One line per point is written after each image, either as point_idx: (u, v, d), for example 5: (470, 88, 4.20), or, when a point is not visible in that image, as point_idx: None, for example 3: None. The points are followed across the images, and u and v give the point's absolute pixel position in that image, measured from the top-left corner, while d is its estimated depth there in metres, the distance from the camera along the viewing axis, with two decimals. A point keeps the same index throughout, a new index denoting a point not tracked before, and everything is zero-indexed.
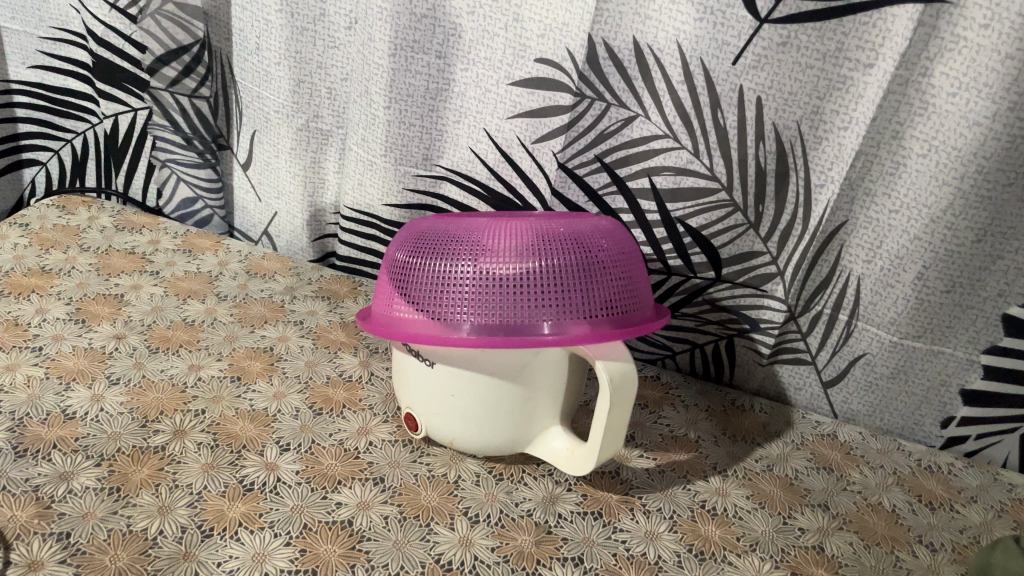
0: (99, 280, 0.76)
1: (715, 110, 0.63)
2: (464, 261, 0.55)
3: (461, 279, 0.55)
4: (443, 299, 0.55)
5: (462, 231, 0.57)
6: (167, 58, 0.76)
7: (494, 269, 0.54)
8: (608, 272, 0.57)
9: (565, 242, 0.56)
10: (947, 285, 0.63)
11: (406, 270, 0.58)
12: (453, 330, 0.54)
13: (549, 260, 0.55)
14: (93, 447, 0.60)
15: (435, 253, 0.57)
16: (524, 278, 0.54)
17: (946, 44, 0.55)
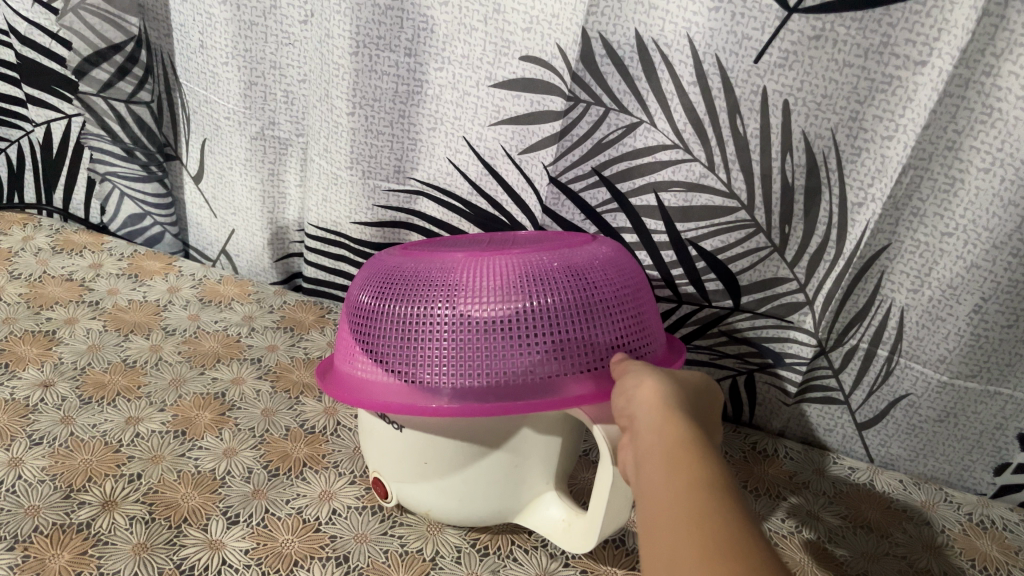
0: (29, 314, 0.67)
1: (733, 116, 0.53)
2: (433, 305, 0.44)
3: (431, 329, 0.44)
4: (411, 353, 0.44)
5: (433, 270, 0.46)
6: (96, 60, 0.65)
7: (472, 314, 0.43)
8: (615, 311, 0.45)
9: (558, 276, 0.45)
10: (1010, 319, 0.53)
11: (364, 319, 0.47)
12: (424, 392, 0.43)
13: (540, 299, 0.44)
14: (6, 526, 0.51)
15: (398, 297, 0.46)
16: (510, 324, 0.43)
17: (1018, 38, 0.45)
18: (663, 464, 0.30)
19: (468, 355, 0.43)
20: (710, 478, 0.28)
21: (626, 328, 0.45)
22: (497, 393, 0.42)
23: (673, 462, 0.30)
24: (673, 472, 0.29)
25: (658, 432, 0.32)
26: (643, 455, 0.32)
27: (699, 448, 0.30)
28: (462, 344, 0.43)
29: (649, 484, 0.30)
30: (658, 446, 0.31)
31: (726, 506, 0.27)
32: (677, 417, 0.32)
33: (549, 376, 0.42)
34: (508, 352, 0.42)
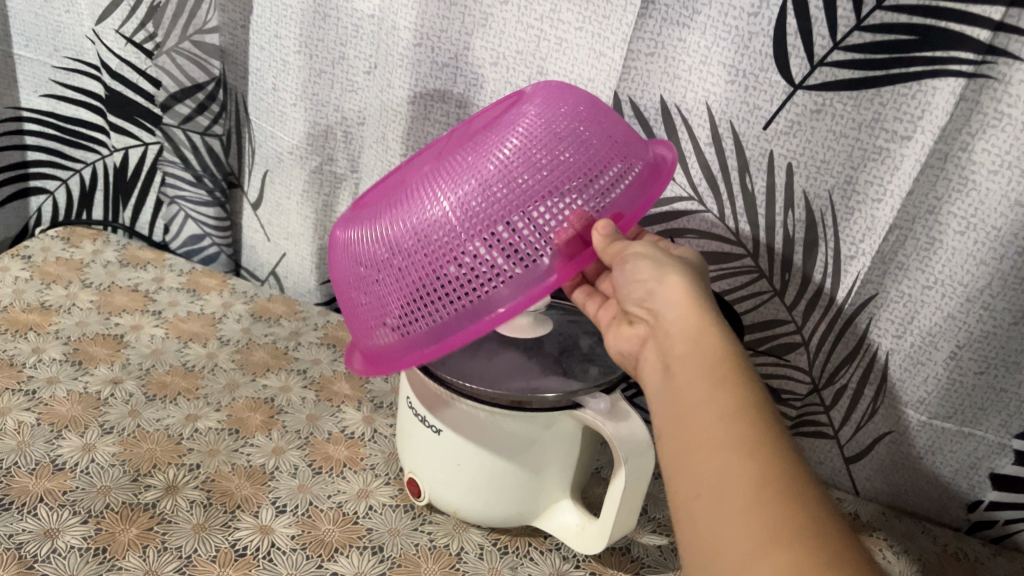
0: (99, 319, 0.74)
1: (743, 174, 0.61)
2: (415, 239, 0.46)
3: (426, 256, 0.46)
4: (426, 292, 0.47)
5: (387, 216, 0.48)
6: (181, 96, 0.74)
7: (452, 223, 0.45)
8: (577, 134, 0.47)
9: (498, 137, 0.47)
10: (982, 366, 0.60)
11: (365, 292, 0.50)
12: (465, 320, 0.46)
13: (500, 170, 0.45)
14: (81, 503, 0.57)
15: (379, 250, 0.48)
16: (488, 208, 0.45)
17: (989, 121, 0.53)
18: (706, 380, 0.39)
19: (474, 259, 0.45)
20: (747, 396, 0.38)
21: (592, 138, 0.47)
22: (532, 282, 0.45)
23: (714, 377, 0.39)
24: (713, 387, 0.38)
25: (693, 343, 0.41)
26: (679, 365, 0.41)
27: (730, 362, 0.39)
28: (464, 250, 0.45)
29: (688, 397, 0.39)
30: (696, 358, 0.40)
31: (766, 421, 0.36)
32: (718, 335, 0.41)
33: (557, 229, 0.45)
34: (508, 234, 0.45)
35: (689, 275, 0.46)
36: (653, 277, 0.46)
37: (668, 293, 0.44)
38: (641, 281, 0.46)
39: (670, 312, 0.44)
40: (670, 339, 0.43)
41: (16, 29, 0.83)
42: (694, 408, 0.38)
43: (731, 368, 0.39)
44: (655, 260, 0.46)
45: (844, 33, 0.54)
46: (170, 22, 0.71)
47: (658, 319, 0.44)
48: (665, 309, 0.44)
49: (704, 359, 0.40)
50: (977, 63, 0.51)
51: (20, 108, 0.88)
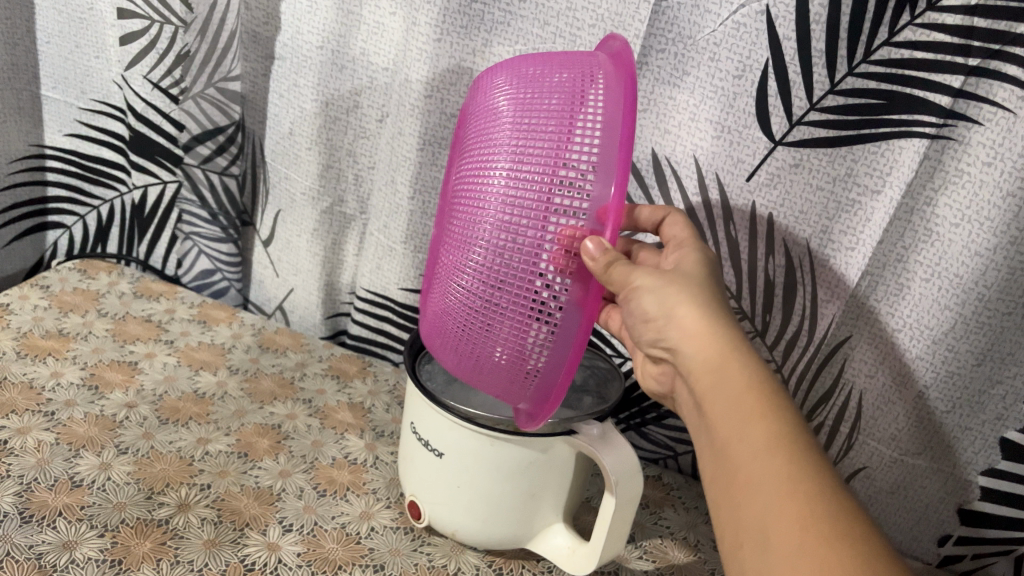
0: (114, 346, 0.78)
1: (726, 222, 0.66)
2: (460, 326, 0.51)
3: (474, 337, 0.50)
4: (490, 371, 0.51)
5: (449, 307, 0.51)
6: (203, 137, 0.80)
7: (479, 304, 0.49)
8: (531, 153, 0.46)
9: (472, 194, 0.48)
10: (949, 405, 0.64)
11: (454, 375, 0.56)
12: (534, 383, 0.50)
13: (487, 237, 0.47)
14: (98, 517, 0.60)
15: (440, 341, 0.53)
16: (497, 279, 0.48)
17: (950, 178, 0.58)
18: (737, 426, 0.41)
19: (511, 330, 0.48)
20: (781, 436, 0.40)
21: (547, 140, 0.46)
22: (571, 323, 0.48)
23: (746, 419, 0.41)
24: (747, 432, 0.41)
25: (717, 383, 0.43)
26: (709, 406, 0.43)
27: (758, 398, 0.41)
28: (499, 324, 0.48)
29: (724, 441, 0.42)
30: (724, 400, 0.42)
31: (795, 457, 0.39)
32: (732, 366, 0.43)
33: (559, 261, 0.46)
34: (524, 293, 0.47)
35: (697, 294, 0.46)
36: (660, 315, 0.46)
37: (678, 323, 0.45)
38: (649, 314, 0.47)
39: (686, 346, 0.45)
40: (694, 378, 0.44)
41: (44, 72, 0.89)
42: (732, 453, 0.41)
43: (759, 406, 0.41)
44: (660, 288, 0.46)
45: (820, 96, 0.59)
46: (197, 69, 0.77)
47: (677, 355, 0.46)
48: (679, 342, 0.45)
49: (732, 399, 0.42)
50: (939, 126, 0.57)
51: (43, 146, 0.93)
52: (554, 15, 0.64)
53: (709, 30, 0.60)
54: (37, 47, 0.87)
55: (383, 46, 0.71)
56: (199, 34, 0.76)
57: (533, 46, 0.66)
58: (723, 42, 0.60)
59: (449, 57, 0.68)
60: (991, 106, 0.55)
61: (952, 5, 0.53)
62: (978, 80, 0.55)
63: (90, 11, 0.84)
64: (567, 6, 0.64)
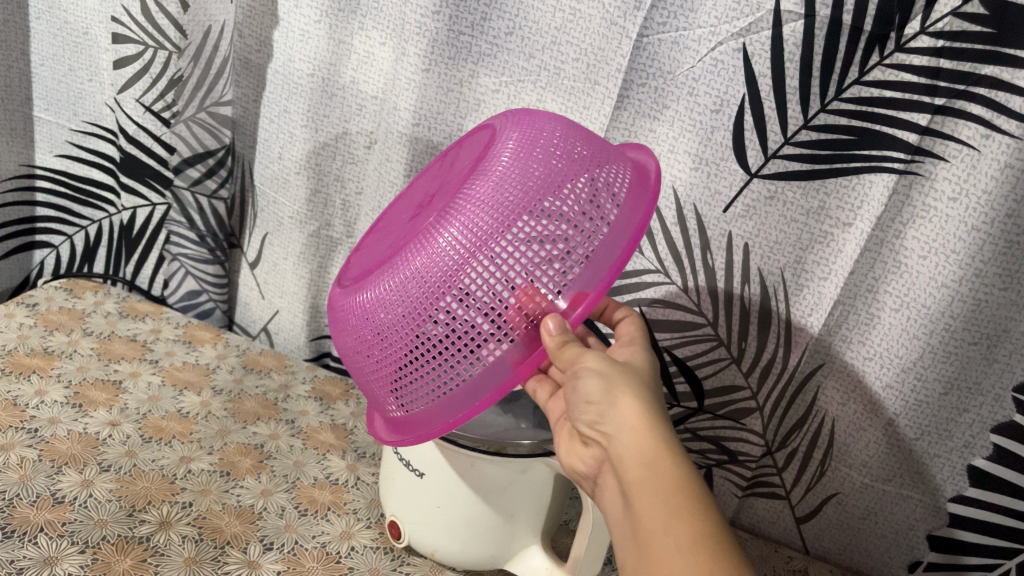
0: (99, 365, 0.78)
1: (704, 252, 0.68)
2: (386, 323, 0.48)
3: (397, 341, 0.48)
4: (404, 376, 0.49)
5: (388, 304, 0.48)
6: (194, 161, 0.82)
7: (417, 311, 0.47)
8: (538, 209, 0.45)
9: (457, 212, 0.47)
10: (917, 433, 0.66)
11: (352, 367, 0.52)
12: (443, 404, 0.48)
13: (459, 253, 0.46)
14: (79, 533, 0.60)
15: (357, 331, 0.50)
16: (449, 296, 0.46)
17: (918, 212, 0.60)
18: (662, 523, 0.39)
19: (440, 347, 0.47)
20: (706, 537, 0.38)
21: (558, 202, 0.46)
22: (498, 371, 0.47)
23: (673, 516, 0.39)
24: (672, 529, 0.39)
25: (648, 477, 0.41)
26: (635, 500, 0.41)
27: (688, 499, 0.40)
28: (429, 337, 0.47)
29: (647, 536, 0.40)
30: (651, 494, 0.41)
31: (717, 556, 0.37)
32: (666, 463, 0.42)
33: (514, 317, 0.46)
34: (467, 321, 0.46)
35: (641, 391, 0.46)
36: (603, 399, 0.45)
37: (620, 415, 0.44)
38: (593, 403, 0.46)
39: (623, 437, 0.44)
40: (624, 469, 0.43)
41: (38, 94, 0.90)
42: (654, 549, 0.39)
43: (686, 506, 0.40)
44: (607, 380, 0.46)
45: (794, 131, 0.61)
46: (189, 93, 0.78)
47: (610, 445, 0.44)
48: (617, 432, 0.44)
49: (661, 494, 0.40)
50: (907, 161, 0.59)
51: (33, 166, 0.94)
52: (539, 49, 0.66)
53: (688, 66, 0.62)
54: (32, 69, 0.89)
55: (372, 75, 0.73)
56: (192, 59, 0.76)
57: (518, 77, 0.68)
58: (701, 77, 0.62)
59: (437, 86, 0.70)
60: (957, 143, 0.57)
61: (919, 47, 0.56)
62: (944, 118, 0.57)
63: (86, 36, 0.85)
64: (552, 40, 0.66)
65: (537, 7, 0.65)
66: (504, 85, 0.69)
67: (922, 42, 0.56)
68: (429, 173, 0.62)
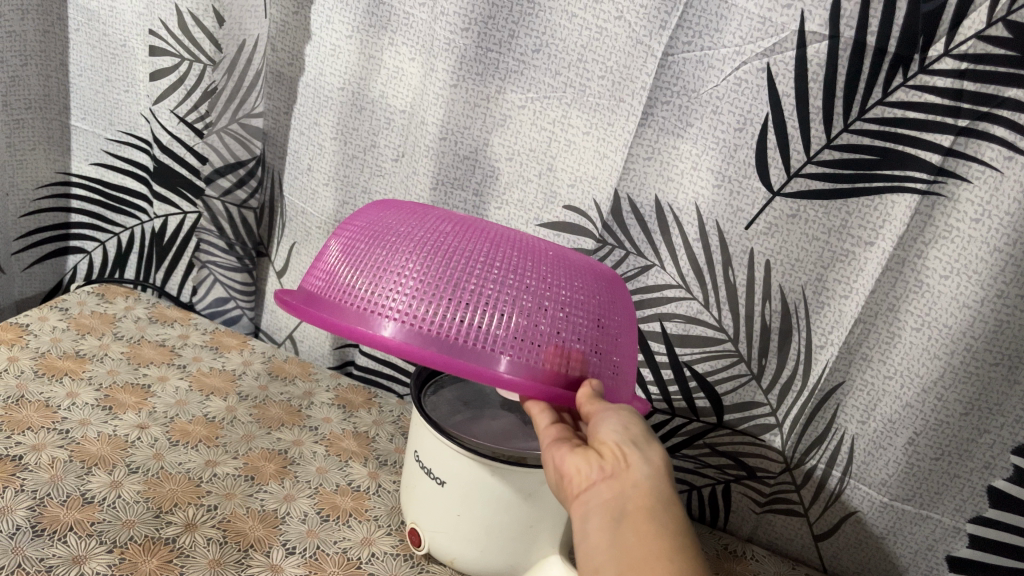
0: (129, 369, 0.80)
1: (726, 268, 0.68)
2: (460, 254, 0.48)
3: (447, 272, 0.47)
4: (417, 289, 0.46)
5: (478, 247, 0.48)
6: (224, 170, 0.83)
7: (490, 273, 0.47)
8: (613, 335, 0.50)
9: (573, 268, 0.51)
10: (937, 452, 0.66)
11: (364, 248, 0.49)
12: (420, 336, 0.45)
13: (560, 290, 0.48)
14: (107, 533, 0.61)
15: (419, 236, 0.49)
16: (531, 299, 0.47)
17: (941, 233, 0.60)
18: (663, 552, 0.39)
19: (478, 304, 0.46)
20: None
21: (619, 349, 0.50)
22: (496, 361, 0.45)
23: (677, 555, 0.38)
24: (674, 565, 0.38)
25: (658, 510, 0.41)
26: (637, 520, 0.40)
27: (691, 550, 0.39)
28: (481, 292, 0.46)
29: (640, 558, 0.39)
30: (659, 525, 0.40)
31: None
32: (677, 513, 0.41)
33: (552, 354, 0.46)
34: (517, 319, 0.46)
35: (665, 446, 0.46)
36: (633, 432, 0.45)
37: (649, 454, 0.44)
38: (623, 429, 0.45)
39: (644, 468, 0.43)
40: (636, 491, 0.42)
41: (76, 103, 0.93)
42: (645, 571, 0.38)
43: (690, 551, 0.39)
44: (641, 424, 0.46)
45: (816, 149, 0.62)
46: (223, 105, 0.80)
47: (628, 464, 0.43)
48: (638, 461, 0.43)
49: (670, 531, 0.40)
50: (930, 182, 0.59)
51: (69, 174, 0.97)
52: (565, 66, 0.67)
53: (712, 85, 0.63)
54: (70, 79, 0.92)
55: (401, 89, 0.74)
56: (227, 72, 0.78)
57: (544, 93, 0.69)
58: (725, 96, 0.63)
59: (464, 102, 0.72)
60: (980, 164, 0.58)
61: (943, 69, 0.56)
62: (967, 139, 0.58)
63: (124, 48, 0.87)
64: (578, 57, 0.67)
65: (564, 26, 0.66)
66: (529, 101, 0.70)
67: (945, 64, 0.56)
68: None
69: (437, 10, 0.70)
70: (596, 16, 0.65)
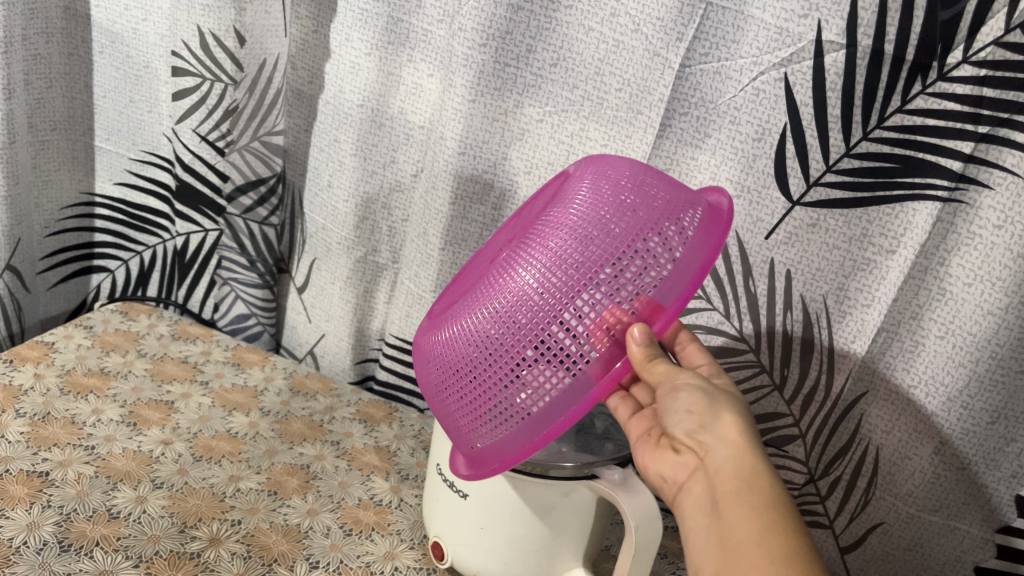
0: (153, 385, 0.81)
1: (746, 278, 0.68)
2: (475, 329, 0.50)
3: (486, 356, 0.49)
4: (488, 396, 0.50)
5: (479, 302, 0.51)
6: (246, 188, 0.84)
7: (499, 318, 0.49)
8: (621, 224, 0.48)
9: (544, 228, 0.50)
10: (964, 462, 0.65)
11: (435, 398, 0.54)
12: (527, 420, 0.49)
13: (546, 267, 0.48)
14: (133, 548, 0.62)
15: (442, 348, 0.52)
16: (536, 296, 0.48)
17: (963, 240, 0.60)
18: (755, 525, 0.42)
19: (521, 357, 0.48)
20: (796, 550, 0.40)
21: (636, 221, 0.48)
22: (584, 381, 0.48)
23: (765, 527, 0.42)
24: (765, 539, 0.41)
25: (742, 487, 0.44)
26: (724, 504, 0.44)
27: (781, 515, 0.42)
28: (511, 341, 0.48)
29: (735, 540, 0.42)
30: (744, 504, 0.43)
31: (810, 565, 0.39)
32: (765, 478, 0.44)
33: (596, 330, 0.47)
34: (548, 331, 0.47)
35: (740, 414, 0.49)
36: (704, 410, 0.49)
37: (723, 430, 0.47)
38: (692, 412, 0.49)
39: (723, 448, 0.47)
40: (719, 480, 0.45)
41: (100, 124, 0.94)
42: (738, 553, 0.41)
43: (779, 519, 0.42)
44: (707, 397, 0.49)
45: (836, 159, 0.62)
46: (244, 123, 0.81)
47: (706, 454, 0.47)
48: (716, 442, 0.47)
49: (756, 504, 0.43)
50: (951, 189, 0.59)
51: (93, 194, 0.99)
52: (583, 80, 0.68)
53: (730, 95, 0.63)
54: (93, 101, 0.93)
55: (420, 105, 0.76)
56: (247, 90, 0.79)
57: (562, 107, 0.70)
58: (743, 107, 0.63)
59: (482, 117, 0.72)
60: (1001, 171, 0.58)
61: (962, 76, 0.56)
62: (988, 146, 0.58)
63: (147, 69, 0.89)
64: (595, 71, 0.67)
65: (581, 40, 0.67)
66: (548, 115, 0.70)
67: (964, 71, 0.56)
68: (477, 256, 0.63)
69: (455, 27, 0.70)
70: (614, 29, 0.65)
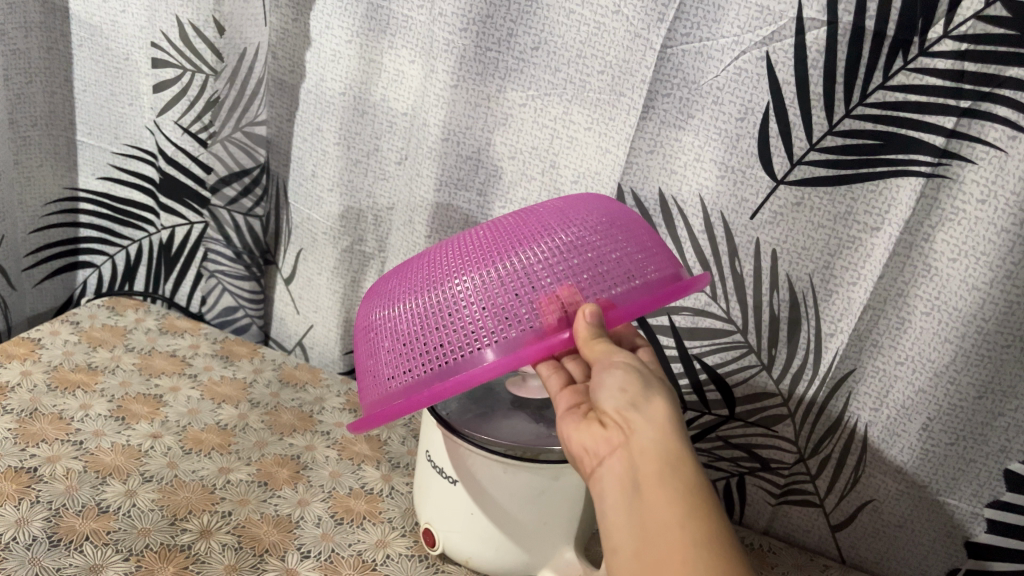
0: (141, 380, 0.80)
1: (732, 259, 0.68)
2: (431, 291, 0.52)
3: (432, 313, 0.51)
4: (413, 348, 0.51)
5: (443, 272, 0.53)
6: (230, 179, 0.84)
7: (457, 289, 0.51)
8: (607, 236, 0.51)
9: (532, 229, 0.53)
10: (952, 437, 0.65)
11: (366, 344, 0.55)
12: (433, 375, 0.49)
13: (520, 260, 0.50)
14: (123, 542, 0.61)
15: (396, 301, 0.54)
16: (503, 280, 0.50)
17: (947, 216, 0.60)
18: (678, 512, 0.40)
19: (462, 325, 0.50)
20: (722, 546, 0.38)
21: (618, 246, 0.51)
22: (514, 342, 0.48)
23: (688, 515, 0.39)
24: (687, 526, 0.39)
25: (667, 469, 0.41)
26: (648, 486, 0.41)
27: (706, 503, 0.40)
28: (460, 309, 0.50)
29: (656, 524, 0.40)
30: (669, 487, 0.41)
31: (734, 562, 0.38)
32: (689, 462, 0.42)
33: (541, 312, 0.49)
34: (496, 308, 0.49)
35: (670, 396, 0.46)
36: (635, 388, 0.46)
37: (650, 406, 0.45)
38: (622, 390, 0.46)
39: (648, 425, 0.44)
40: (642, 457, 0.42)
41: (82, 117, 0.94)
42: (663, 543, 0.39)
43: (703, 510, 0.40)
44: (641, 377, 0.47)
45: (819, 137, 0.62)
46: (226, 114, 0.80)
47: (631, 430, 0.44)
48: (644, 418, 0.44)
49: (681, 492, 0.40)
50: (934, 165, 0.59)
51: (77, 189, 0.98)
52: (565, 63, 0.67)
53: (712, 75, 0.63)
54: (74, 95, 0.92)
55: (402, 92, 0.75)
56: (228, 80, 0.78)
57: (545, 90, 0.69)
58: (725, 86, 0.63)
59: (466, 102, 0.72)
60: (983, 145, 0.58)
61: (942, 51, 0.56)
62: (970, 121, 0.58)
63: (126, 61, 0.89)
64: (578, 53, 0.67)
65: (563, 22, 0.66)
66: (531, 99, 0.70)
67: (945, 46, 0.56)
68: None
69: (435, 11, 0.70)
70: (593, 11, 0.65)
